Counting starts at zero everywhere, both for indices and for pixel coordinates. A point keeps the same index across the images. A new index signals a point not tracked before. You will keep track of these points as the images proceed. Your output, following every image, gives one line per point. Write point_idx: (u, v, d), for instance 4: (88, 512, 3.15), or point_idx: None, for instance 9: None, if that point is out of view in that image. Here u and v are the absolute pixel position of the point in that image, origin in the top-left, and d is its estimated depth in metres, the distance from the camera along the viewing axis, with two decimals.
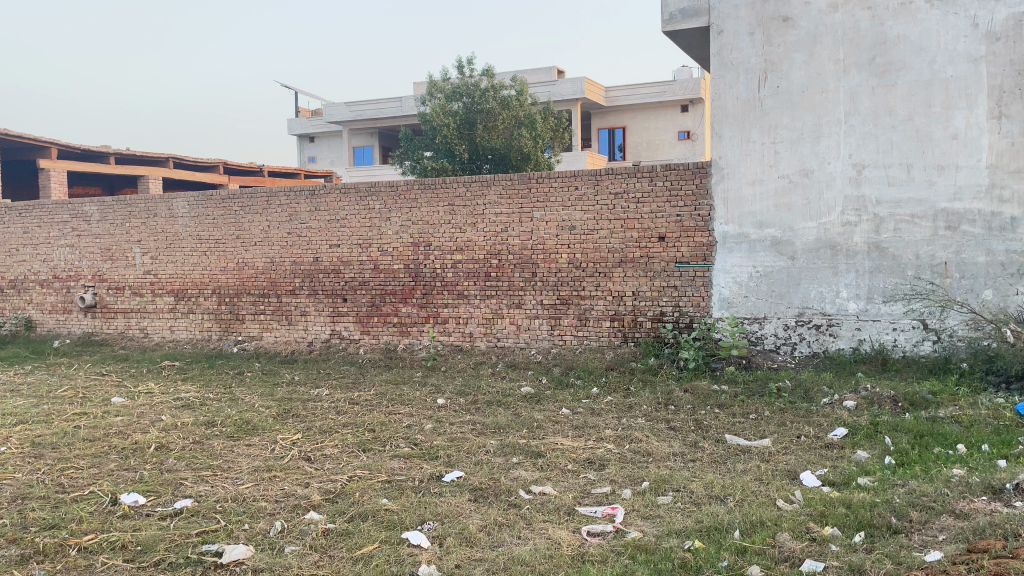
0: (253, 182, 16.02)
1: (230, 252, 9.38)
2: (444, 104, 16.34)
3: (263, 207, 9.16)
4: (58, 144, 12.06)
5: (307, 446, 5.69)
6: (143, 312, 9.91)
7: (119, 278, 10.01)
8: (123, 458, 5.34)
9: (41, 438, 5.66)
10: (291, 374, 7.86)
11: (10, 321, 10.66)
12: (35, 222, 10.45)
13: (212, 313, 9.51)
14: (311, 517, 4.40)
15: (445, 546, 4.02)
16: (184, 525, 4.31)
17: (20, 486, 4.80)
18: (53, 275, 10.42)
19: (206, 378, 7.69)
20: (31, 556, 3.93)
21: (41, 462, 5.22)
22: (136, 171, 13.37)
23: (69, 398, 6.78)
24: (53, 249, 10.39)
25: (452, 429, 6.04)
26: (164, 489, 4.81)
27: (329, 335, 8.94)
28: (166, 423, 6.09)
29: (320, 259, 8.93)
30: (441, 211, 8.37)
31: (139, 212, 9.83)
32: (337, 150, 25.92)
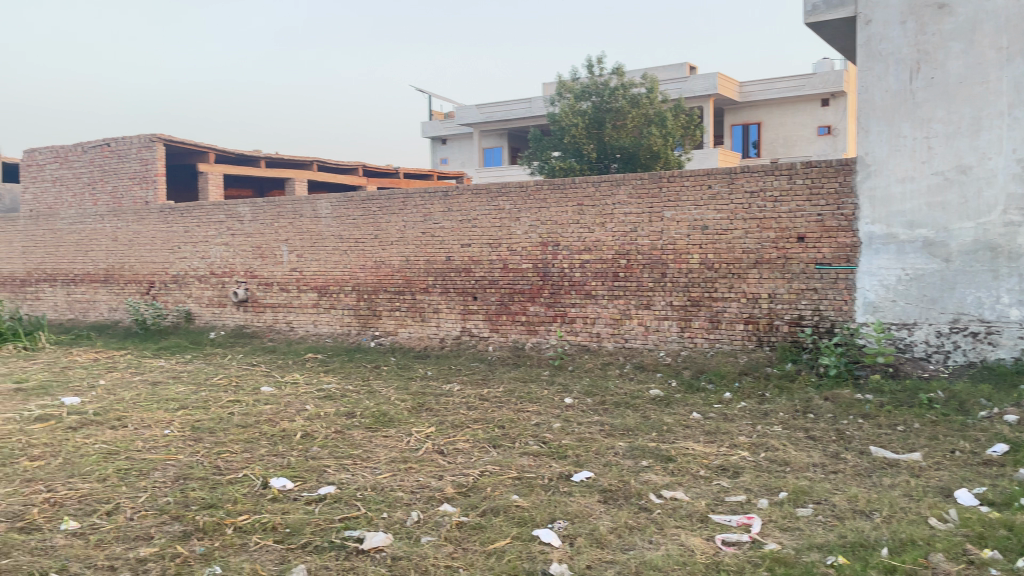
0: (390, 184, 16.62)
1: (368, 250, 9.79)
2: (573, 104, 16.55)
3: (399, 208, 9.51)
4: (215, 149, 12.95)
5: (440, 439, 5.84)
6: (289, 307, 10.48)
7: (268, 275, 10.64)
8: (272, 444, 5.66)
9: (200, 423, 6.09)
10: (424, 369, 8.09)
11: (172, 313, 11.52)
12: (195, 222, 11.28)
13: (352, 308, 9.94)
14: (446, 510, 4.54)
15: (576, 546, 4.03)
16: (328, 510, 4.55)
17: (182, 466, 5.19)
18: (210, 271, 11.19)
19: (346, 371, 8.04)
20: (193, 532, 4.25)
21: (200, 445, 5.61)
22: (284, 172, 14.09)
23: (224, 386, 7.27)
24: (209, 247, 11.17)
25: (581, 429, 6.04)
26: (309, 475, 5.09)
27: (460, 332, 9.12)
28: (311, 412, 6.42)
29: (452, 258, 9.16)
30: (570, 211, 8.39)
31: (286, 213, 10.43)
32: (468, 152, 26.58)
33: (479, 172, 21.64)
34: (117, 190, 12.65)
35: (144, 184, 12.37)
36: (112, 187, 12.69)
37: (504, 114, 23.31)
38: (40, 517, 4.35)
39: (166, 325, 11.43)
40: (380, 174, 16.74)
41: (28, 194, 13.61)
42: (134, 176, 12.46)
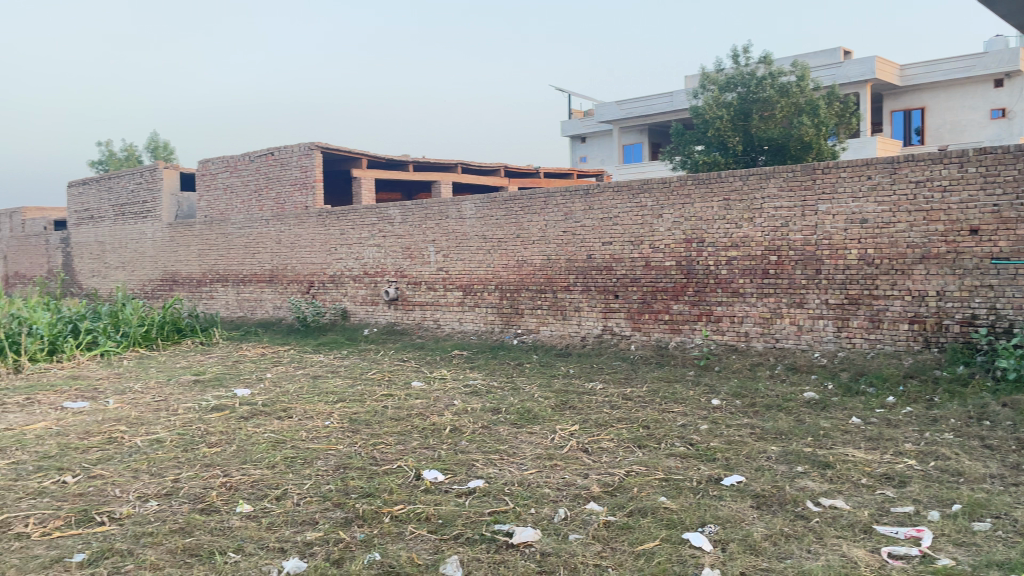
0: (532, 183, 16.83)
1: (511, 250, 9.95)
2: (717, 97, 16.19)
3: (541, 207, 9.61)
4: (368, 155, 13.58)
5: (584, 437, 5.85)
6: (436, 305, 10.82)
7: (416, 275, 11.05)
8: (423, 437, 5.87)
9: (357, 415, 6.41)
10: (567, 368, 8.13)
11: (330, 311, 12.17)
12: (350, 225, 11.89)
13: (495, 306, 10.13)
14: (593, 508, 4.53)
15: (728, 551, 3.92)
16: (478, 504, 4.66)
17: (342, 456, 5.48)
18: (363, 271, 11.75)
19: (491, 368, 8.21)
20: (354, 519, 4.48)
21: (357, 436, 5.91)
22: (431, 175, 14.59)
23: (378, 380, 7.63)
24: (362, 248, 11.74)
25: (730, 431, 5.87)
26: (459, 469, 5.24)
27: (602, 330, 9.08)
28: (459, 407, 6.60)
29: (593, 257, 9.15)
30: (715, 206, 8.18)
31: (433, 214, 10.80)
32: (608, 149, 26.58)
33: (619, 169, 21.53)
34: (280, 196, 13.52)
35: (304, 190, 13.16)
36: (276, 193, 13.56)
37: (645, 109, 23.07)
38: (219, 499, 4.72)
39: (325, 322, 12.12)
40: (522, 174, 16.99)
41: (203, 202, 14.82)
42: (296, 182, 13.24)
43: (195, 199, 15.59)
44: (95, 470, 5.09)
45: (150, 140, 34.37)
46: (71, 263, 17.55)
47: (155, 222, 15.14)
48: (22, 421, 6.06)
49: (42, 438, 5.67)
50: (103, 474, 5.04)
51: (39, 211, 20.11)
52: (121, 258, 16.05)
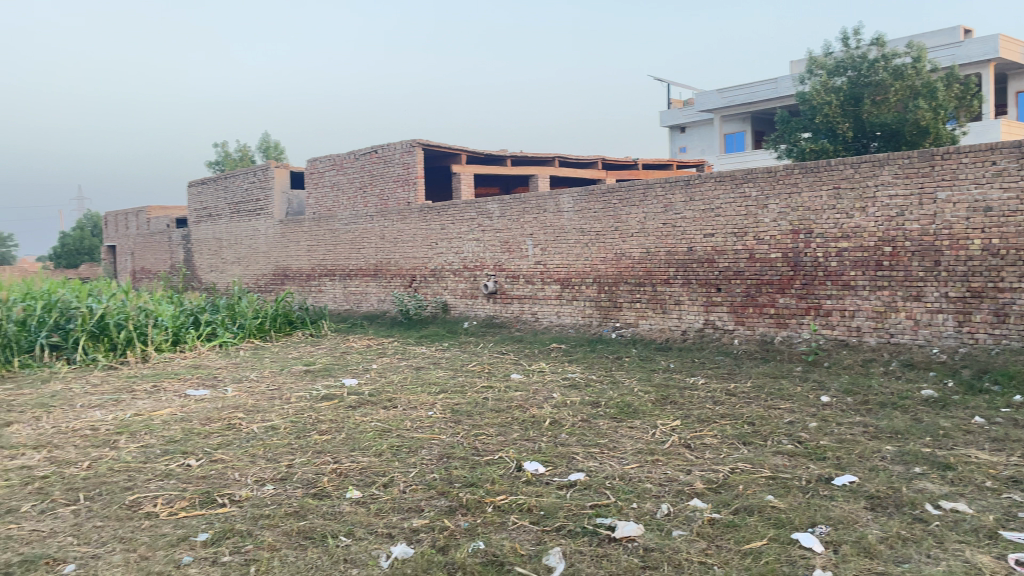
0: (630, 175, 16.64)
1: (609, 243, 9.89)
2: (825, 81, 15.48)
3: (640, 199, 9.52)
4: (467, 151, 13.78)
5: (687, 433, 5.76)
6: (534, 299, 10.88)
7: (515, 268, 11.14)
8: (524, 429, 5.93)
9: (459, 406, 6.53)
10: (667, 362, 8.02)
11: (431, 304, 12.43)
12: (450, 220, 12.10)
13: (593, 300, 10.10)
14: (696, 505, 4.46)
15: (840, 553, 3.78)
16: (580, 497, 4.66)
17: (445, 446, 5.60)
18: (463, 265, 11.94)
19: (589, 361, 8.19)
20: (458, 508, 4.57)
21: (459, 427, 6.02)
22: (529, 169, 14.65)
23: (478, 372, 7.75)
24: (462, 242, 11.92)
25: (841, 430, 5.65)
26: (559, 461, 5.25)
27: (703, 324, 8.90)
28: (558, 400, 6.62)
29: (695, 249, 8.98)
30: (825, 195, 7.88)
31: (531, 208, 10.86)
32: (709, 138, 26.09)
33: (720, 159, 21.09)
34: (384, 193, 13.90)
35: (406, 186, 13.48)
36: (380, 189, 13.96)
37: (747, 97, 22.43)
38: (330, 485, 4.92)
39: (426, 315, 12.40)
40: (620, 167, 16.85)
41: (311, 199, 15.42)
42: (398, 178, 13.59)
43: (304, 196, 16.23)
44: (216, 454, 5.39)
45: (262, 140, 35.92)
46: (191, 258, 18.60)
47: (267, 219, 15.85)
48: (150, 407, 6.48)
49: (168, 423, 6.04)
50: (223, 459, 5.33)
51: (162, 211, 21.37)
52: (237, 253, 16.89)
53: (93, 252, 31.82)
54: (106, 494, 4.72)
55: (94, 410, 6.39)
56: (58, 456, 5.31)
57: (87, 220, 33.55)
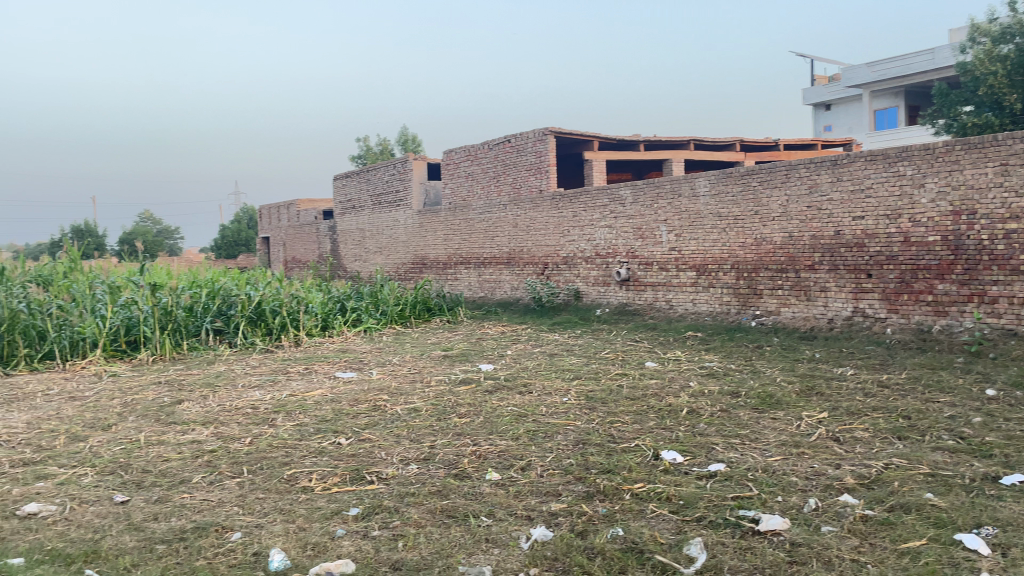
0: (770, 157, 15.98)
1: (748, 228, 9.58)
2: (989, 49, 14.22)
3: (782, 181, 9.15)
4: (599, 137, 13.71)
5: (835, 426, 5.50)
6: (669, 286, 10.68)
7: (649, 255, 10.99)
8: (661, 417, 5.86)
9: (593, 393, 6.54)
10: (812, 351, 7.67)
11: (564, 291, 12.46)
12: (582, 207, 12.09)
13: (731, 287, 9.80)
14: (847, 500, 4.25)
15: (1011, 558, 3.49)
16: (720, 487, 4.56)
17: (581, 432, 5.62)
18: (596, 253, 11.90)
19: (727, 350, 7.97)
20: (595, 494, 4.58)
21: (595, 413, 6.02)
22: (663, 154, 14.38)
23: (613, 360, 7.72)
24: (595, 229, 11.88)
25: (1010, 426, 5.21)
26: (698, 451, 5.16)
27: (852, 312, 8.43)
28: (696, 389, 6.50)
29: (842, 233, 8.53)
30: (990, 172, 7.27)
31: (666, 193, 10.68)
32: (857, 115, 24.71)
33: (871, 137, 19.99)
34: (517, 181, 14.07)
35: (539, 174, 13.59)
36: (513, 178, 14.15)
37: (901, 69, 21.01)
38: (470, 467, 5.05)
39: (559, 302, 12.47)
40: (760, 148, 16.22)
41: (448, 189, 15.84)
42: (531, 167, 13.71)
43: (441, 187, 16.69)
44: (363, 434, 5.66)
45: (400, 134, 37.26)
46: (337, 248, 19.58)
47: (406, 210, 16.42)
48: (302, 388, 6.90)
49: (320, 403, 6.41)
50: (370, 438, 5.59)
51: (310, 203, 22.54)
52: (378, 243, 17.63)
53: (249, 243, 34.15)
54: (266, 468, 5.07)
55: (254, 390, 6.87)
56: (224, 431, 5.75)
57: (243, 214, 36.00)
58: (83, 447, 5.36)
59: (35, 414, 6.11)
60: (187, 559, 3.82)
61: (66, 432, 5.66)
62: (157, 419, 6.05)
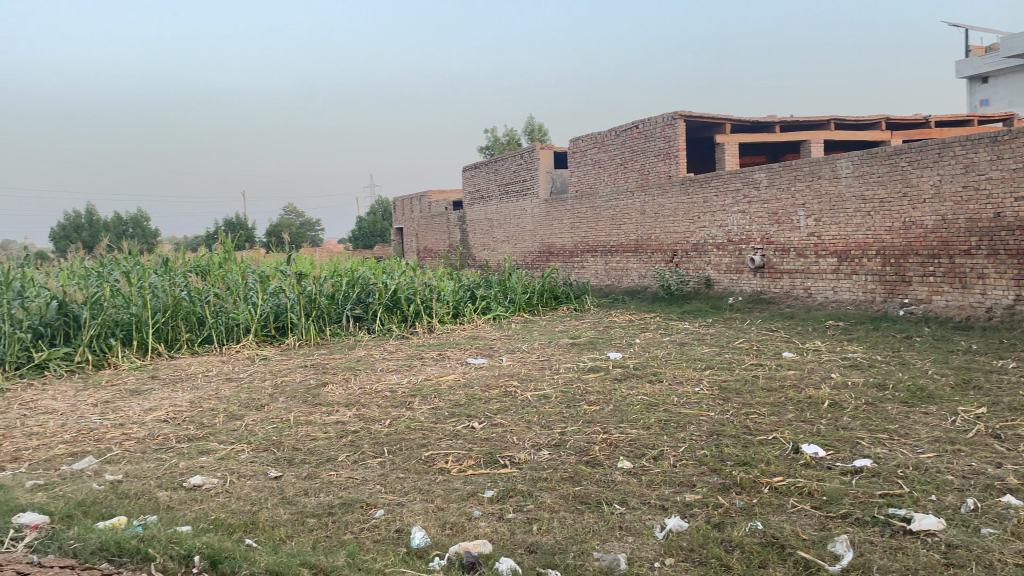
0: (919, 135, 14.97)
1: (896, 211, 9.03)
2: None
3: (934, 160, 8.57)
4: (732, 119, 13.28)
5: (995, 422, 5.10)
6: (808, 273, 10.24)
7: (785, 241, 10.58)
8: (800, 410, 5.64)
9: (728, 383, 6.38)
10: (968, 343, 7.15)
11: (695, 279, 12.19)
12: (714, 191, 11.77)
13: (876, 274, 9.27)
14: (1009, 502, 3.95)
15: None
16: (866, 484, 4.34)
17: (715, 423, 5.50)
18: (728, 239, 11.57)
19: (872, 340, 7.56)
20: (731, 486, 4.47)
21: (729, 404, 5.87)
22: (801, 135, 13.75)
23: (747, 349, 7.50)
24: (728, 215, 11.54)
25: None
26: (842, 445, 4.93)
27: (1014, 300, 7.74)
28: (838, 381, 6.21)
29: (1003, 215, 7.88)
30: None
31: (804, 175, 10.24)
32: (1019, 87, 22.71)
33: None
34: (645, 168, 13.84)
35: (666, 159, 13.28)
36: (641, 164, 13.92)
37: None
38: (602, 454, 5.05)
39: (689, 290, 12.22)
40: (909, 127, 15.24)
41: (574, 177, 15.82)
42: (659, 152, 13.43)
43: (568, 175, 16.68)
44: (496, 419, 5.78)
45: (527, 124, 37.60)
46: (466, 238, 20.02)
47: (534, 199, 16.56)
48: (437, 373, 7.13)
49: (453, 388, 6.60)
50: (502, 423, 5.70)
51: (442, 193, 23.09)
52: (506, 232, 17.89)
53: (384, 234, 35.51)
54: (405, 449, 5.27)
55: (391, 374, 7.16)
56: (365, 413, 6.02)
57: (378, 205, 37.45)
58: (240, 425, 5.77)
59: (197, 393, 6.64)
60: (336, 532, 4.04)
61: (224, 411, 6.11)
62: (304, 400, 6.42)
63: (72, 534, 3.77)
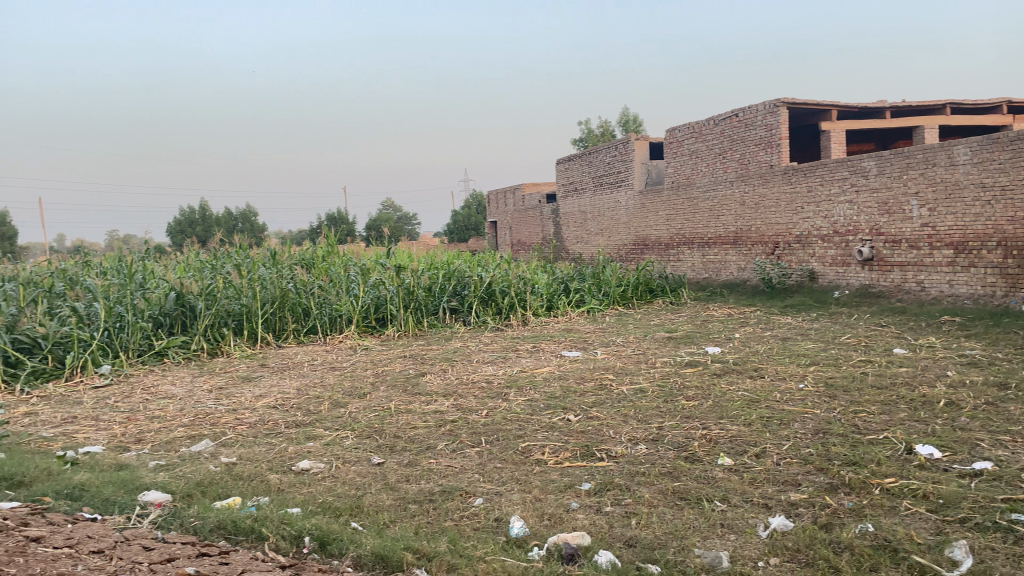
0: None
1: (1019, 199, 8.47)
2: None
3: None
4: (838, 105, 12.75)
5: None
6: (921, 265, 9.74)
7: (896, 232, 10.10)
8: (913, 409, 5.38)
9: (834, 380, 6.15)
10: None
11: (797, 272, 11.81)
12: (819, 181, 11.35)
13: (997, 267, 8.72)
14: None
15: None
16: (987, 488, 4.10)
17: (820, 421, 5.31)
18: (834, 230, 11.14)
19: (993, 337, 7.12)
20: (839, 486, 4.31)
21: (835, 402, 5.66)
22: (914, 120, 13.06)
23: (854, 345, 7.20)
24: (834, 205, 11.11)
25: None
26: (959, 447, 4.67)
27: None
28: (954, 380, 5.89)
29: None
30: None
31: (917, 163, 9.74)
32: None
33: None
34: (744, 157, 13.31)
35: (769, 148, 12.72)
36: (739, 154, 13.42)
37: None
38: (701, 450, 4.97)
39: (792, 283, 11.85)
40: None
41: (670, 168, 15.42)
42: (759, 142, 12.91)
43: (664, 166, 16.44)
44: (592, 412, 5.77)
45: (622, 116, 37.21)
46: (560, 231, 20.02)
47: (628, 191, 16.38)
48: (532, 365, 7.17)
49: (549, 380, 6.63)
50: (598, 416, 5.68)
51: (535, 187, 23.19)
52: (600, 225, 17.78)
53: (478, 228, 35.91)
54: (502, 439, 5.33)
55: (487, 365, 7.25)
56: (462, 403, 6.12)
57: (473, 200, 37.90)
58: (344, 413, 5.96)
59: (304, 381, 6.91)
60: (436, 519, 4.12)
61: (328, 398, 6.34)
62: (404, 389, 6.58)
63: (192, 511, 3.99)
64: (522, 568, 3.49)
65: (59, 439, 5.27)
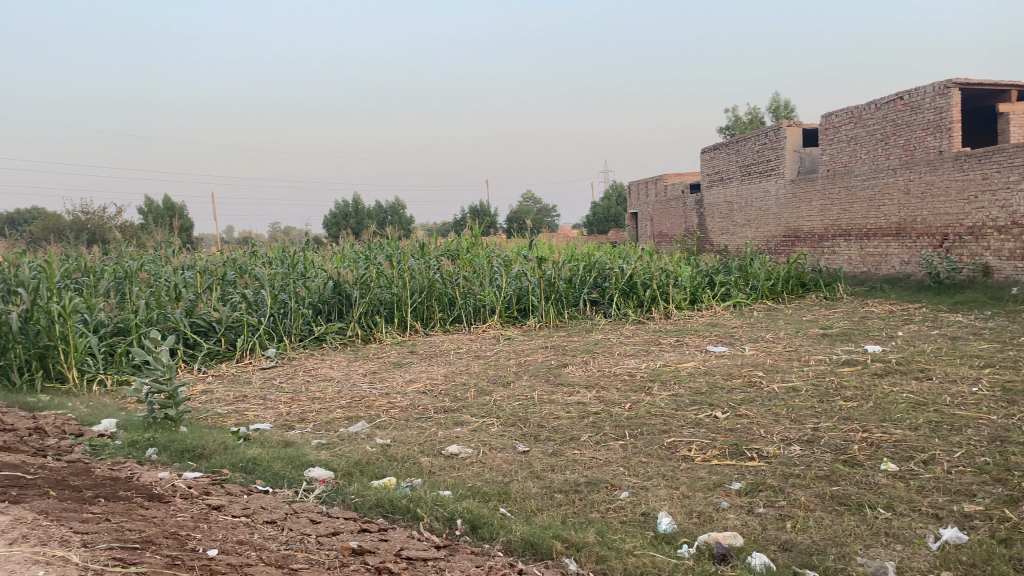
0: None
1: None
2: None
3: None
4: (1018, 85, 11.72)
5: None
6: None
7: None
8: None
9: (1012, 384, 5.65)
10: None
11: (968, 266, 10.92)
12: (996, 167, 10.45)
13: None
14: None
15: None
16: None
17: (997, 428, 4.90)
18: (1013, 221, 10.22)
19: None
20: (1020, 499, 3.96)
21: (1015, 408, 5.20)
22: None
23: None
24: (1013, 194, 10.19)
25: None
26: None
27: None
28: None
29: None
30: None
31: None
32: None
33: None
34: (910, 142, 12.15)
35: (938, 133, 11.59)
36: (904, 140, 12.29)
37: None
38: (862, 454, 4.70)
39: (961, 278, 10.96)
40: None
41: (825, 156, 14.32)
42: (927, 126, 11.81)
43: (818, 153, 15.64)
44: (741, 409, 5.60)
45: (772, 102, 35.80)
46: (704, 222, 19.54)
47: (778, 180, 15.75)
48: (675, 359, 7.04)
49: (694, 375, 6.49)
50: (748, 414, 5.51)
51: (678, 176, 22.76)
52: (747, 216, 17.21)
53: (618, 219, 35.67)
54: (647, 434, 5.27)
55: (630, 358, 7.19)
56: (605, 395, 6.10)
57: (613, 190, 37.67)
58: (489, 400, 6.10)
59: (450, 368, 7.12)
60: (583, 510, 4.13)
61: (474, 386, 6.50)
62: (547, 379, 6.65)
63: (353, 489, 4.21)
64: (672, 566, 3.42)
65: (232, 416, 5.70)
